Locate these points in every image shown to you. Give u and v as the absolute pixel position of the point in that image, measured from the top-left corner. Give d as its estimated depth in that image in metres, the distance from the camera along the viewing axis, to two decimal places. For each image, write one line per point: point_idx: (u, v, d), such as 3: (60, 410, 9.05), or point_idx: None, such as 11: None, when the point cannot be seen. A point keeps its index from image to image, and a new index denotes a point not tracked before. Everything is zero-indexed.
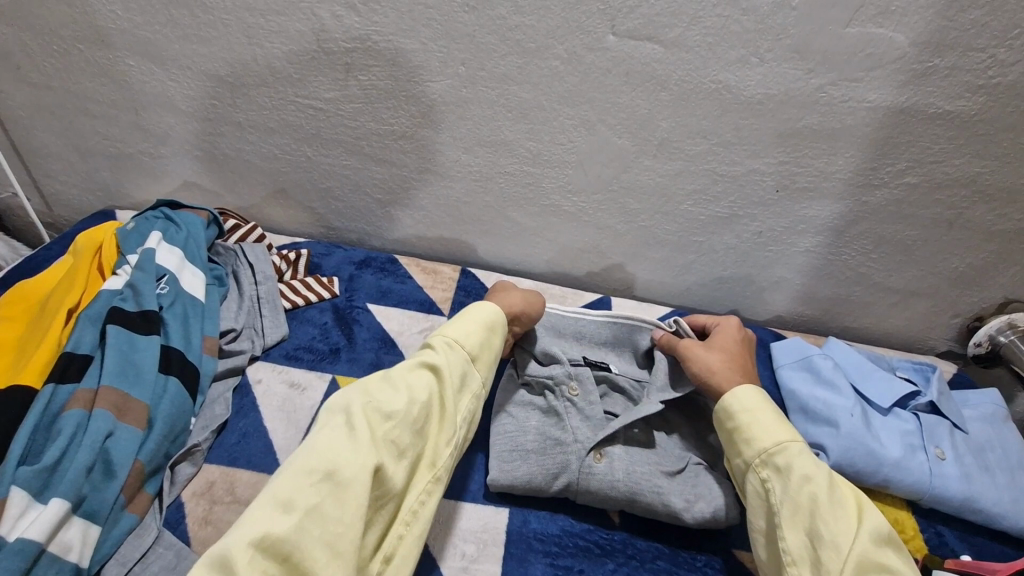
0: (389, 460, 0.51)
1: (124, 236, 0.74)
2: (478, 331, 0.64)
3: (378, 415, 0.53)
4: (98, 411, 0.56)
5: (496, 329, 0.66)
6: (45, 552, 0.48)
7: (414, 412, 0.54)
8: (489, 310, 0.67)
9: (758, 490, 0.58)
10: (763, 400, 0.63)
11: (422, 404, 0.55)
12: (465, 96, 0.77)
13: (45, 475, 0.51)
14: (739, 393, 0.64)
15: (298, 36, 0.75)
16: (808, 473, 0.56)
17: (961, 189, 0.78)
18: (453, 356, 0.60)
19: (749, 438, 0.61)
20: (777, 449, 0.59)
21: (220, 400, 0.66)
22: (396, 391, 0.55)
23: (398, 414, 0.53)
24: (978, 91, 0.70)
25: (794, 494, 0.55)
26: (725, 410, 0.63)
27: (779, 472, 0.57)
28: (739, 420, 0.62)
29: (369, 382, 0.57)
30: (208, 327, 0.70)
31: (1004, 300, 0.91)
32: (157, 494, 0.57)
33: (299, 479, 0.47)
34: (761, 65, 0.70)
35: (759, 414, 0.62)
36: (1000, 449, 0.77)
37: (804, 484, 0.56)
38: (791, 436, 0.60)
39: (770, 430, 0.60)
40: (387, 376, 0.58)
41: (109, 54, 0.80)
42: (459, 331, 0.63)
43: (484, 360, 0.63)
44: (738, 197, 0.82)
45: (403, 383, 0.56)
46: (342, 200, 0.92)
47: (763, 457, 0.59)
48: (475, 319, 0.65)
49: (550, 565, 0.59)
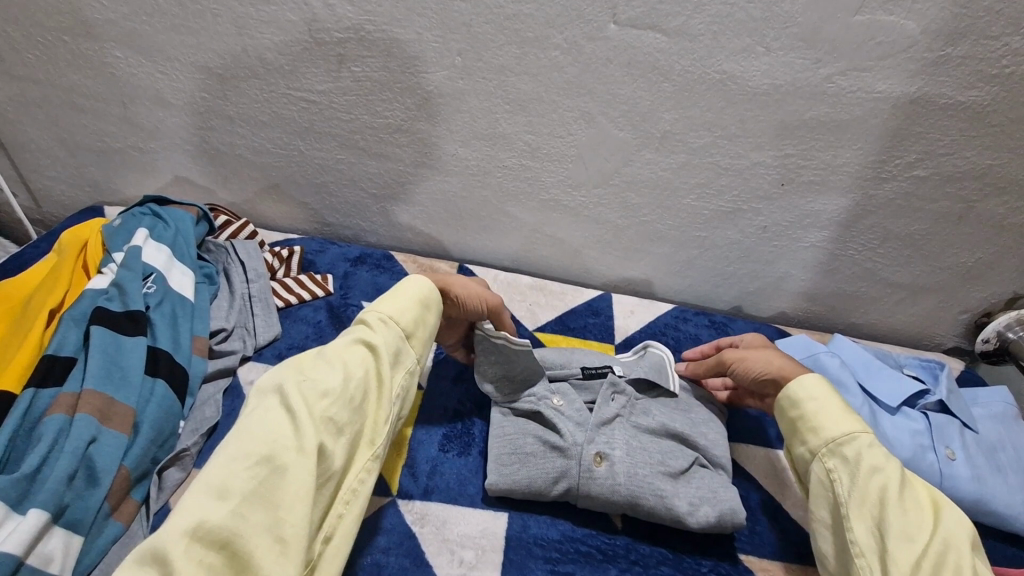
0: (329, 439, 0.49)
1: (111, 233, 0.71)
2: (413, 308, 0.62)
3: (314, 393, 0.51)
4: (81, 415, 0.54)
5: (431, 306, 0.64)
6: (23, 564, 0.46)
7: (350, 388, 0.52)
8: (423, 285, 0.65)
9: (822, 479, 0.58)
10: (828, 388, 0.63)
11: (356, 380, 0.53)
12: (462, 88, 0.75)
13: (24, 483, 0.49)
14: (805, 380, 0.63)
15: (289, 26, 0.73)
16: (877, 464, 0.56)
17: (972, 182, 0.76)
18: (387, 334, 0.58)
19: (816, 427, 0.60)
20: (846, 439, 0.58)
21: (210, 402, 0.64)
22: (331, 368, 0.53)
23: (333, 391, 0.51)
24: (990, 81, 0.67)
25: (863, 485, 0.55)
26: (790, 399, 0.63)
27: (849, 463, 0.57)
28: (804, 408, 0.61)
29: (302, 359, 0.55)
30: (197, 327, 0.68)
31: (1013, 295, 0.89)
32: (144, 501, 0.55)
33: (234, 461, 0.44)
34: (767, 54, 0.67)
35: (826, 403, 0.61)
36: (1013, 449, 0.75)
37: (873, 475, 0.55)
38: (860, 427, 0.59)
39: (838, 419, 0.60)
40: (319, 353, 0.56)
41: (95, 45, 0.78)
42: (393, 307, 0.61)
43: (420, 337, 0.61)
44: (742, 191, 0.80)
45: (337, 360, 0.54)
46: (336, 195, 0.90)
47: (830, 446, 0.58)
48: (410, 294, 0.63)
49: (551, 571, 0.57)
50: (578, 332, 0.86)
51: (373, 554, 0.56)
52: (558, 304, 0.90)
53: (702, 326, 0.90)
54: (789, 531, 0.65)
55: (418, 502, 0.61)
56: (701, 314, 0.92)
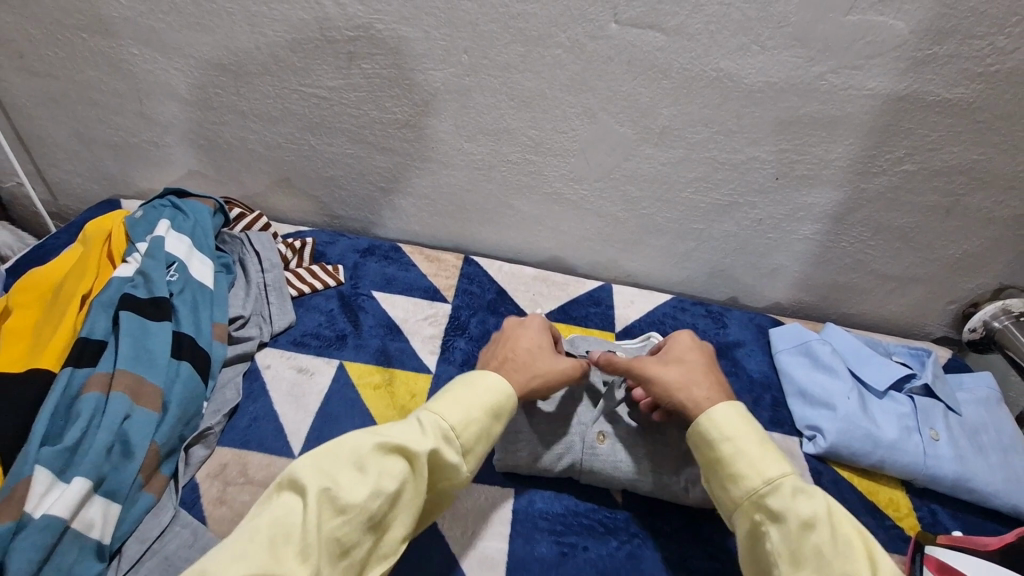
0: (328, 565, 0.43)
1: (133, 224, 0.73)
2: (478, 418, 0.53)
3: (331, 507, 0.44)
4: (115, 394, 0.56)
5: (501, 416, 0.54)
6: (67, 528, 0.49)
7: (374, 508, 0.46)
8: (499, 388, 0.55)
9: (752, 534, 0.51)
10: (742, 420, 0.55)
11: (383, 500, 0.46)
12: (468, 85, 0.78)
13: (67, 453, 0.52)
14: (715, 413, 0.56)
15: (301, 24, 0.76)
16: (807, 517, 0.48)
17: (959, 175, 0.80)
18: (440, 448, 0.50)
19: (735, 475, 0.52)
20: (767, 488, 0.51)
21: (230, 385, 0.68)
22: (361, 476, 0.46)
23: (355, 510, 0.45)
24: (976, 79, 0.71)
25: (794, 545, 0.48)
26: (703, 438, 0.55)
27: (774, 517, 0.50)
28: (720, 451, 0.54)
29: (340, 453, 0.48)
30: (217, 315, 0.71)
31: (999, 286, 0.93)
32: (173, 475, 0.58)
33: (230, 561, 0.41)
34: (762, 52, 0.70)
35: (741, 443, 0.54)
36: (993, 431, 0.78)
37: (805, 532, 0.47)
38: (783, 470, 0.52)
39: (757, 463, 0.52)
40: (358, 450, 0.48)
41: (112, 42, 0.80)
42: (457, 415, 0.52)
43: (477, 452, 0.53)
44: (739, 184, 0.83)
45: (371, 468, 0.47)
46: (345, 188, 0.93)
47: (752, 498, 0.51)
48: (478, 402, 0.53)
49: (555, 542, 0.61)
50: (579, 321, 0.89)
51: None
52: (560, 293, 0.93)
53: (699, 316, 0.93)
54: None
55: None
56: (699, 304, 0.95)
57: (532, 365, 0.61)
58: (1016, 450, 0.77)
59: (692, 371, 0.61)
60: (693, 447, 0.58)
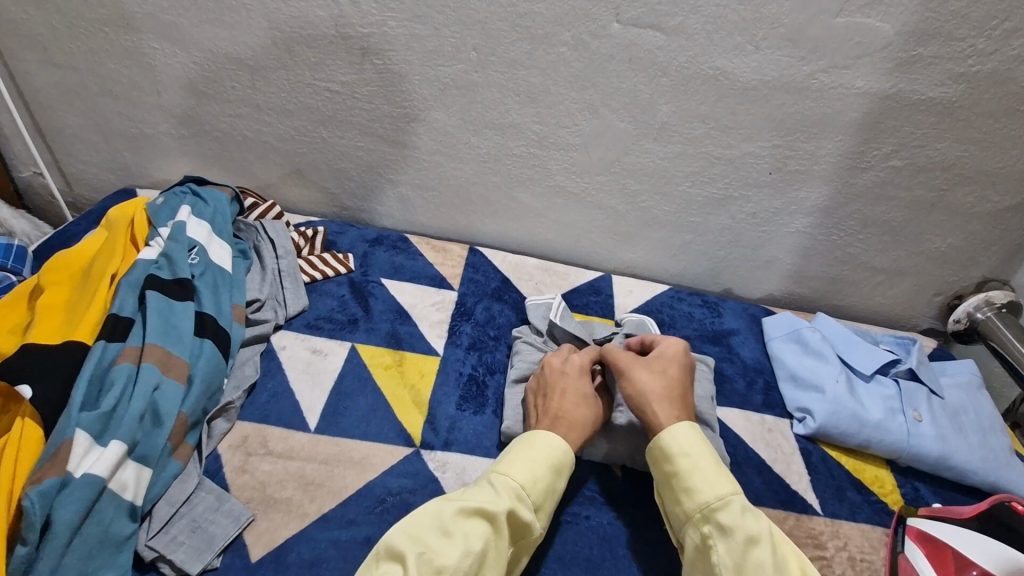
0: None
1: (156, 210, 0.77)
2: (545, 475, 0.57)
3: (428, 569, 0.47)
4: (146, 365, 0.60)
5: (563, 472, 0.58)
6: (105, 488, 0.53)
7: (466, 567, 0.48)
8: (560, 445, 0.59)
9: (700, 546, 0.54)
10: (701, 439, 0.60)
11: (474, 560, 0.49)
12: (476, 80, 0.81)
13: (104, 419, 0.55)
14: (676, 431, 0.60)
15: (317, 21, 0.79)
16: (751, 532, 0.52)
17: (943, 172, 0.84)
18: (514, 507, 0.53)
19: (690, 489, 0.56)
20: (719, 503, 0.55)
21: (249, 362, 0.71)
22: (450, 540, 0.50)
23: (448, 570, 0.48)
24: (958, 79, 0.75)
25: (739, 557, 0.51)
26: (665, 452, 0.59)
27: (722, 530, 0.53)
28: (679, 466, 0.58)
29: (426, 521, 0.52)
30: (236, 297, 0.74)
31: (982, 278, 0.97)
32: (197, 445, 0.62)
33: None
34: (756, 52, 0.74)
35: (699, 460, 0.58)
36: (974, 413, 0.83)
37: (749, 545, 0.52)
38: (732, 488, 0.56)
39: (711, 479, 0.56)
40: (443, 516, 0.51)
41: (133, 36, 0.83)
42: (526, 474, 0.56)
43: (546, 507, 0.57)
44: (734, 179, 0.87)
45: (457, 532, 0.50)
46: (356, 180, 0.96)
47: (704, 511, 0.55)
48: (544, 460, 0.57)
49: (558, 510, 0.64)
50: (580, 308, 0.92)
51: (401, 493, 0.63)
52: (562, 283, 0.96)
53: (696, 306, 0.96)
54: (770, 482, 0.73)
55: (438, 449, 0.68)
56: (696, 295, 0.98)
57: (585, 417, 0.64)
58: (995, 430, 0.81)
59: (668, 387, 0.65)
60: (653, 459, 0.61)
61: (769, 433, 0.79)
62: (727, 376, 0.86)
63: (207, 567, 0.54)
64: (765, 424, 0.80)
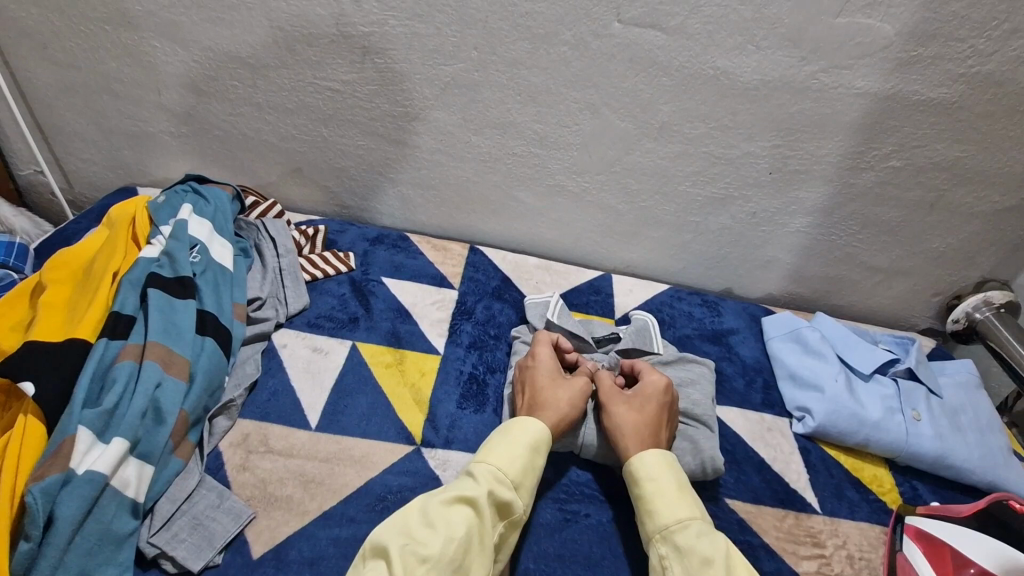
0: None
1: (157, 208, 0.77)
2: (522, 455, 0.58)
3: (414, 558, 0.48)
4: (148, 363, 0.60)
5: (540, 449, 0.59)
6: (108, 484, 0.53)
7: (451, 552, 0.49)
8: (533, 426, 0.61)
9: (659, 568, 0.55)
10: (668, 463, 0.60)
11: (459, 545, 0.49)
12: (477, 80, 0.82)
13: (106, 416, 0.55)
14: (644, 457, 0.60)
15: (318, 19, 0.79)
16: (707, 554, 0.53)
17: (942, 172, 0.84)
18: (494, 489, 0.54)
19: (652, 512, 0.57)
20: (677, 526, 0.55)
21: (250, 361, 0.72)
22: (433, 529, 0.50)
23: (433, 556, 0.48)
24: (957, 80, 0.75)
25: None
26: (631, 475, 0.60)
27: (678, 552, 0.54)
28: (643, 489, 0.59)
29: (410, 516, 0.52)
30: (236, 295, 0.75)
31: (981, 278, 0.97)
32: (198, 443, 0.62)
33: None
34: (757, 52, 0.75)
35: (663, 484, 0.58)
36: (972, 412, 0.83)
37: (703, 568, 0.52)
38: (692, 512, 0.56)
39: (673, 503, 0.57)
40: (425, 509, 0.52)
41: (134, 35, 0.83)
42: (501, 457, 0.57)
43: (528, 486, 0.57)
44: (734, 178, 0.87)
45: (439, 521, 0.51)
46: (356, 179, 0.96)
47: (663, 533, 0.56)
48: (518, 442, 0.58)
49: (558, 509, 0.65)
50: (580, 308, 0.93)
51: (401, 491, 0.63)
52: (562, 282, 0.97)
53: (695, 306, 0.97)
54: (769, 481, 0.73)
55: (438, 448, 0.68)
56: (695, 294, 0.98)
57: (560, 403, 0.65)
58: (993, 430, 0.82)
59: (645, 421, 0.65)
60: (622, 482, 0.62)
61: (768, 432, 0.79)
62: (726, 376, 0.86)
63: (208, 564, 0.54)
64: (764, 423, 0.80)
